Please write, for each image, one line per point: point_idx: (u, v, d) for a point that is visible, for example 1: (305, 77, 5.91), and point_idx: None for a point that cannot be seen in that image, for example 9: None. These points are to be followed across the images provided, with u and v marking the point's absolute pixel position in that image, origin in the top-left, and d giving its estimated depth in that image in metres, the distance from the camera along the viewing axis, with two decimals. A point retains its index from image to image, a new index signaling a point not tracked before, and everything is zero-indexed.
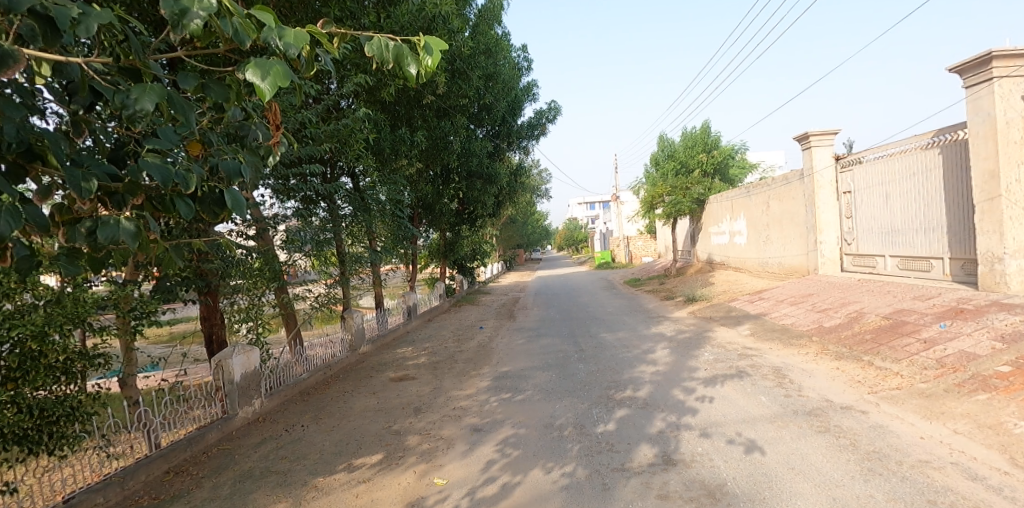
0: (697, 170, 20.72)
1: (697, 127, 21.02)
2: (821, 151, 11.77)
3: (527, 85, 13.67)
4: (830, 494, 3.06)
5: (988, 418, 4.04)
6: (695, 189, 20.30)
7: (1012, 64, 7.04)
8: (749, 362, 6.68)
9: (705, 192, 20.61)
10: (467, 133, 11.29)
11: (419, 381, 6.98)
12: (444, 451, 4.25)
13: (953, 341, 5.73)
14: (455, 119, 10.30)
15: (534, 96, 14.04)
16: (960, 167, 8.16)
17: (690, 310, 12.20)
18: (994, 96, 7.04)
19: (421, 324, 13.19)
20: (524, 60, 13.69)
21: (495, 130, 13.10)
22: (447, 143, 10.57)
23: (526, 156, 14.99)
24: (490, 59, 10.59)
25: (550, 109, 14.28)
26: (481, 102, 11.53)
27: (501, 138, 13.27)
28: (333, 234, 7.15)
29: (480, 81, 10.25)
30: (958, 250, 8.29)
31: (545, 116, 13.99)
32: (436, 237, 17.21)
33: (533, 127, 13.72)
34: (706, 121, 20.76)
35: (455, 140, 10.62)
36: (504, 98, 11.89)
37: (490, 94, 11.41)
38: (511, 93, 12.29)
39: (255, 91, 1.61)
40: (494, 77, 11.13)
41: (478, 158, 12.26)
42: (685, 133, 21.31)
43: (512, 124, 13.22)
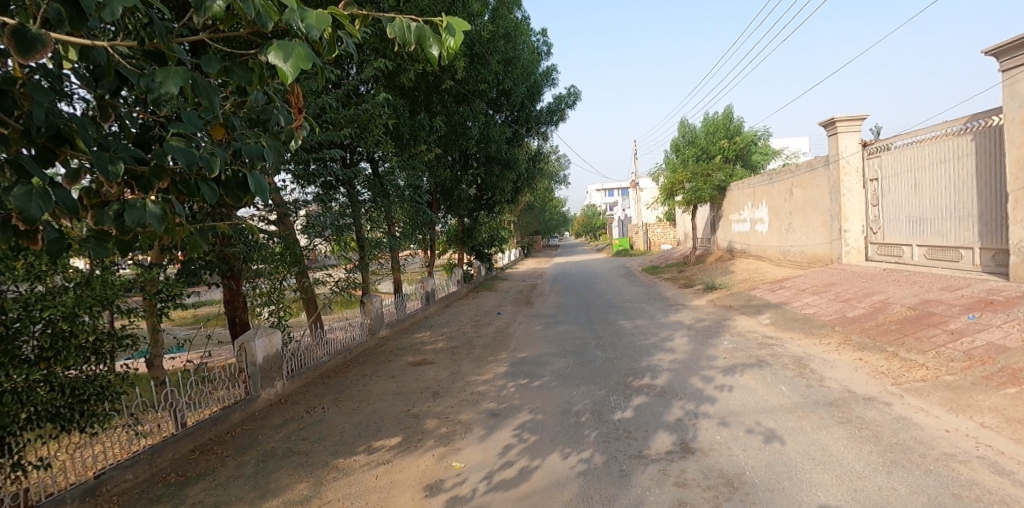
0: (718, 156, 20.44)
1: (718, 113, 20.67)
2: (848, 137, 11.48)
3: (546, 70, 13.56)
4: (851, 486, 3.03)
5: (1018, 411, 3.94)
6: (716, 176, 20.01)
7: None
8: (768, 351, 6.62)
9: (726, 179, 20.15)
10: (486, 119, 11.25)
11: (437, 365, 7.06)
12: (462, 435, 4.29)
13: (982, 332, 5.59)
14: (474, 105, 10.27)
15: (554, 81, 13.93)
16: (993, 154, 7.89)
17: (709, 299, 12.10)
18: None
19: (439, 309, 13.31)
20: (544, 44, 13.57)
21: (514, 115, 13.02)
22: (466, 128, 10.55)
23: (545, 142, 14.90)
24: (509, 44, 10.54)
25: (569, 95, 14.16)
26: (500, 87, 11.48)
27: (520, 123, 13.18)
28: (352, 219, 7.20)
29: (499, 66, 10.22)
30: (989, 240, 8.06)
31: (565, 102, 13.87)
32: (455, 224, 17.24)
33: (552, 112, 13.62)
34: (727, 107, 20.49)
35: (474, 126, 10.60)
36: (523, 83, 11.89)
37: (509, 79, 11.35)
38: (531, 78, 12.23)
39: (278, 74, 1.61)
40: (513, 62, 11.08)
41: (497, 144, 12.23)
42: (706, 119, 21.00)
43: (532, 110, 13.12)
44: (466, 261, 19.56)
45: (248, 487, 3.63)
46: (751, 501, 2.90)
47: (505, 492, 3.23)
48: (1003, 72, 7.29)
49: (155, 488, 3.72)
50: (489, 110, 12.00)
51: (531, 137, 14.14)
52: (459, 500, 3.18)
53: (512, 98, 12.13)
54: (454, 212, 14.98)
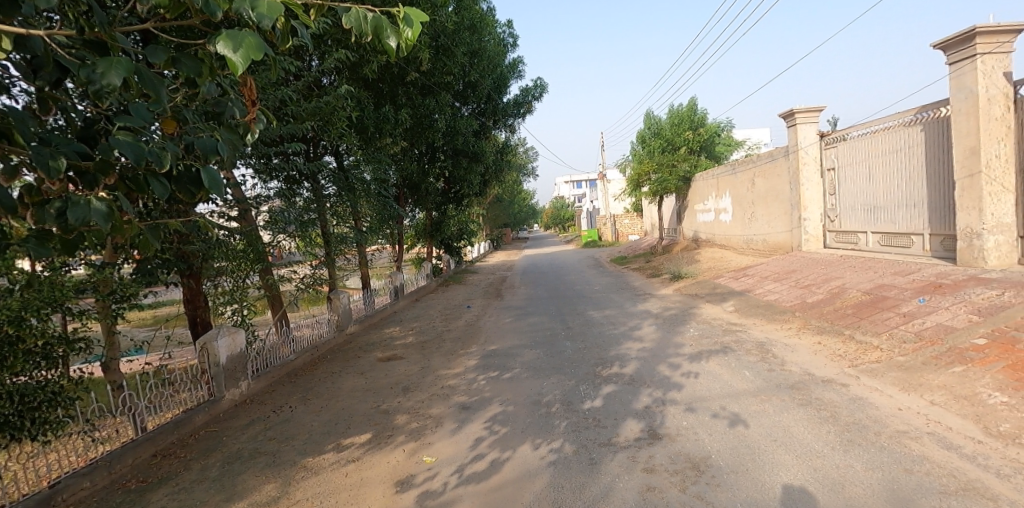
0: (683, 147, 20.80)
1: (683, 105, 20.94)
2: (807, 128, 11.81)
3: (512, 62, 13.51)
4: (809, 465, 3.14)
5: (964, 389, 4.13)
6: (680, 167, 20.59)
7: (995, 40, 7.05)
8: (732, 337, 6.81)
9: (691, 169, 20.58)
10: (452, 111, 11.15)
11: (407, 360, 7.01)
12: (432, 429, 4.27)
13: (932, 314, 5.85)
14: (440, 97, 10.20)
15: (520, 73, 13.91)
16: (941, 144, 8.23)
17: (675, 288, 12.33)
18: (976, 72, 7.09)
19: (409, 303, 13.22)
20: (510, 36, 13.53)
21: (480, 108, 12.93)
22: (432, 120, 10.43)
23: (513, 134, 14.87)
24: (475, 35, 10.50)
25: (536, 87, 14.16)
26: (466, 79, 11.42)
27: (487, 116, 13.08)
28: (317, 214, 7.05)
29: (464, 57, 10.15)
30: (937, 227, 8.43)
31: (531, 94, 13.86)
32: (423, 217, 17.06)
33: (519, 105, 13.61)
34: (692, 99, 20.86)
35: (441, 118, 10.50)
36: (490, 75, 11.85)
37: (474, 71, 11.36)
38: (497, 69, 12.18)
39: (227, 65, 1.55)
40: (478, 54, 11.06)
41: (464, 136, 12.16)
42: (672, 111, 21.26)
43: (498, 102, 13.07)
44: (436, 255, 19.45)
45: (213, 490, 3.55)
46: (716, 483, 2.97)
47: (476, 485, 3.23)
48: (950, 64, 7.59)
49: (114, 495, 3.58)
50: (455, 102, 11.89)
51: (498, 129, 14.08)
52: (430, 495, 3.17)
53: (478, 89, 12.05)
54: (422, 206, 14.85)
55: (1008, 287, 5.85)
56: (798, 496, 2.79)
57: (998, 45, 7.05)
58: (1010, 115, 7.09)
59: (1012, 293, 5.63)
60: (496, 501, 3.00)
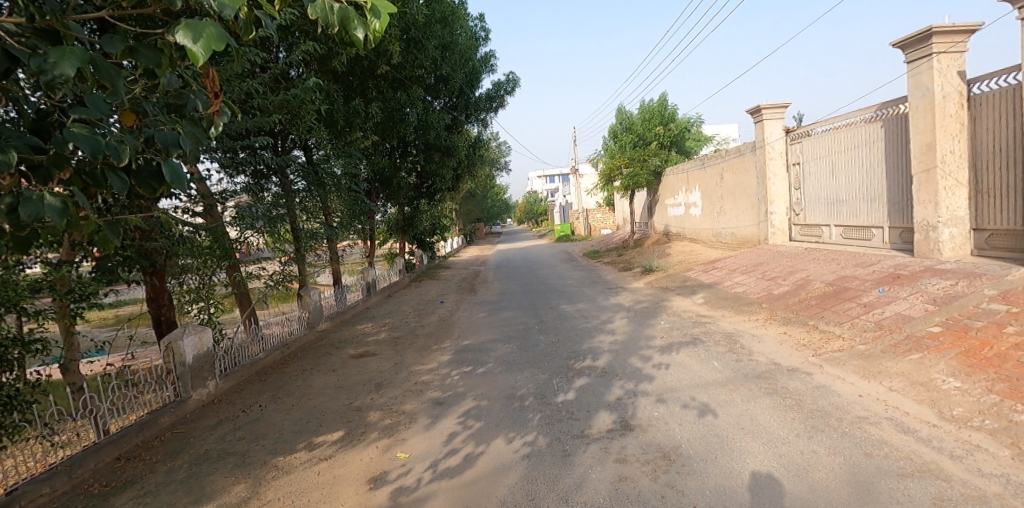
0: (654, 142, 21.08)
1: (653, 100, 21.19)
2: (773, 124, 12.08)
3: (483, 56, 13.44)
4: (776, 452, 3.23)
5: (921, 375, 4.29)
6: (652, 162, 20.26)
7: (951, 40, 7.32)
8: (702, 329, 6.95)
9: (662, 164, 20.83)
10: (424, 105, 11.04)
11: (380, 356, 6.97)
12: (406, 425, 4.25)
13: (891, 304, 6.07)
14: (410, 91, 10.06)
15: (492, 67, 13.86)
16: (899, 140, 8.51)
17: (646, 281, 12.52)
18: (933, 71, 7.35)
19: (381, 299, 13.11)
20: (481, 30, 13.48)
21: (452, 102, 12.85)
22: (403, 114, 10.31)
23: (485, 129, 14.83)
24: (445, 29, 10.44)
25: (509, 81, 14.15)
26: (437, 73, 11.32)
27: (459, 110, 12.99)
28: (286, 210, 6.92)
29: (435, 51, 10.08)
30: (896, 220, 8.73)
31: (503, 88, 13.85)
32: (395, 212, 16.89)
33: (491, 99, 13.60)
34: (662, 94, 21.14)
35: (412, 112, 10.38)
36: (462, 69, 11.78)
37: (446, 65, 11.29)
38: (469, 63, 12.11)
39: (187, 55, 1.50)
40: (449, 47, 10.99)
41: (436, 131, 12.03)
42: (643, 106, 21.51)
43: (470, 96, 13.00)
44: (408, 251, 19.33)
45: (180, 493, 3.46)
46: (686, 472, 3.03)
47: (450, 480, 3.22)
48: (909, 63, 7.85)
49: (75, 502, 3.45)
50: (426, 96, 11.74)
51: (470, 124, 14.03)
52: (404, 491, 3.15)
53: (450, 83, 11.90)
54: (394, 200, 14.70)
55: (962, 277, 6.10)
56: (765, 482, 2.86)
57: (954, 45, 7.31)
58: (964, 113, 7.36)
59: (965, 282, 5.87)
60: (471, 495, 3.00)
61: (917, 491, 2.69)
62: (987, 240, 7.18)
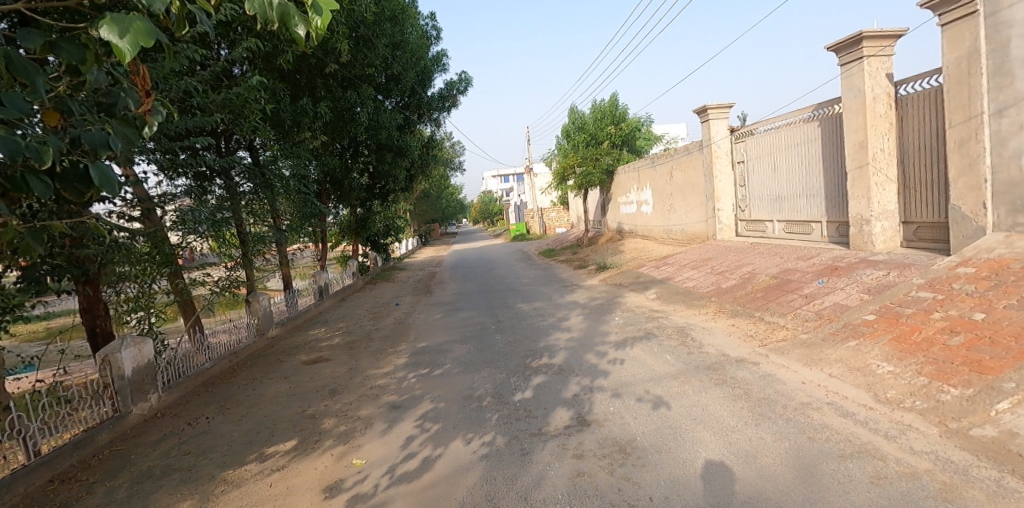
0: (606, 142, 21.53)
1: (605, 101, 21.60)
2: (719, 124, 12.51)
3: (435, 55, 13.36)
4: (727, 440, 3.34)
5: (857, 361, 4.54)
6: (604, 160, 20.69)
7: (880, 44, 7.77)
8: (655, 324, 7.13)
9: (614, 163, 21.25)
10: (375, 104, 10.86)
11: (335, 361, 6.81)
12: (362, 431, 4.17)
13: (830, 295, 6.39)
14: (361, 90, 9.88)
15: (444, 66, 13.78)
16: (835, 139, 8.98)
17: (601, 278, 12.72)
18: (864, 73, 7.78)
19: (335, 303, 12.81)
20: (433, 29, 13.37)
21: (404, 101, 12.73)
22: (354, 114, 10.12)
23: (439, 128, 14.73)
24: (396, 27, 10.31)
25: (461, 81, 14.11)
26: (388, 72, 11.18)
27: (411, 109, 12.88)
28: (232, 213, 6.67)
29: (386, 49, 9.94)
30: (833, 214, 9.21)
31: (456, 87, 13.82)
32: (347, 214, 16.55)
33: (443, 99, 13.57)
34: (614, 95, 21.57)
35: (363, 111, 10.20)
36: (413, 68, 11.68)
37: (397, 63, 11.15)
38: (421, 63, 12.01)
39: (111, 50, 1.41)
40: (400, 46, 10.87)
41: (388, 131, 11.84)
42: (595, 106, 21.89)
43: (422, 96, 12.90)
44: (361, 253, 18.95)
45: None
46: (642, 464, 3.09)
47: (408, 484, 3.18)
48: (842, 65, 8.28)
49: None
50: (377, 95, 11.55)
51: (423, 123, 13.92)
52: (360, 498, 3.09)
53: (401, 83, 11.75)
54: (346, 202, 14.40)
55: (893, 268, 6.49)
56: (717, 470, 2.95)
57: (882, 49, 7.77)
58: (892, 113, 7.82)
59: (896, 272, 6.24)
60: (429, 499, 2.96)
61: (856, 471, 2.84)
62: (914, 232, 7.66)
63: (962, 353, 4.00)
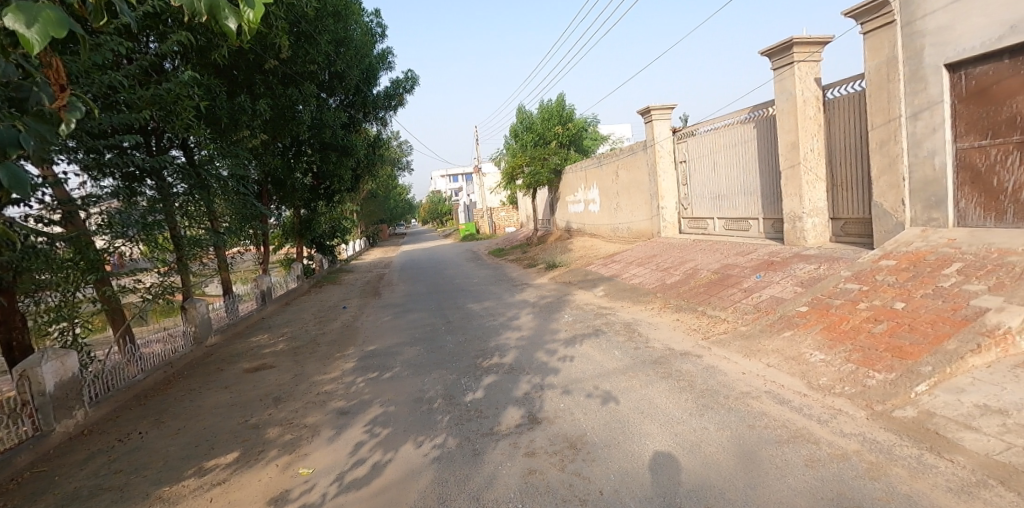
0: (553, 142, 21.73)
1: (552, 100, 21.72)
2: (661, 124, 12.90)
3: (381, 53, 13.17)
4: (673, 431, 3.45)
5: (792, 350, 4.78)
6: (552, 160, 20.87)
7: (808, 50, 8.23)
8: (603, 320, 7.28)
9: (562, 162, 21.31)
10: (318, 102, 10.58)
11: (279, 368, 6.59)
12: (309, 439, 4.05)
13: (766, 288, 6.71)
14: (303, 88, 9.57)
15: (389, 64, 13.59)
16: (769, 140, 9.42)
17: (551, 277, 12.85)
18: (795, 77, 8.21)
19: (279, 308, 12.38)
20: (377, 26, 13.14)
21: (349, 100, 12.54)
22: (296, 112, 9.84)
23: (385, 128, 14.52)
24: (339, 24, 10.08)
25: (408, 79, 13.97)
26: (332, 69, 10.94)
27: (356, 108, 12.70)
28: (164, 215, 6.32)
29: (328, 46, 9.68)
30: (768, 212, 9.67)
31: (402, 86, 13.72)
32: (290, 215, 16.03)
33: (389, 97, 13.45)
34: (560, 95, 21.86)
35: (305, 110, 9.92)
36: (357, 66, 11.49)
37: (341, 61, 10.91)
38: (365, 60, 11.83)
39: (18, 40, 1.29)
40: (343, 42, 10.64)
41: (332, 129, 11.53)
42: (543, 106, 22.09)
43: (368, 94, 12.72)
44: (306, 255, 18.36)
45: None
46: (591, 459, 3.15)
47: (358, 492, 3.11)
48: (775, 70, 8.70)
49: None
50: (321, 93, 11.34)
51: (368, 122, 13.69)
52: None
53: (345, 80, 11.57)
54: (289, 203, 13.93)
55: (823, 261, 6.89)
56: (664, 461, 3.04)
57: (810, 55, 8.23)
58: (821, 115, 8.29)
59: (826, 266, 6.62)
60: (379, 506, 2.91)
61: (792, 455, 2.99)
62: (842, 228, 8.15)
63: (885, 340, 4.29)
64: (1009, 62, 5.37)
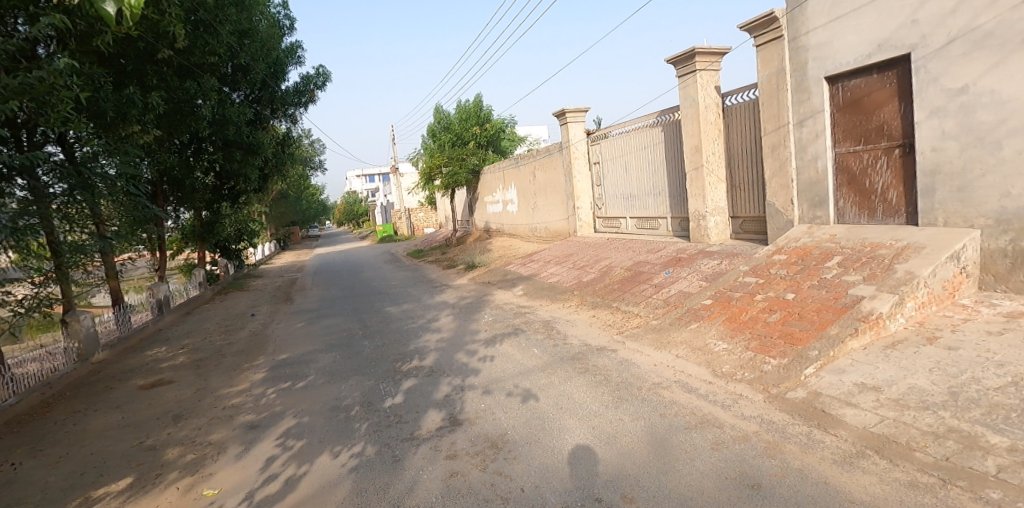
0: (471, 142, 21.86)
1: (469, 101, 21.74)
2: (576, 127, 13.30)
3: (289, 47, 12.69)
4: (590, 424, 3.57)
5: (698, 341, 5.10)
6: (470, 161, 21.00)
7: (709, 60, 8.73)
8: (522, 319, 7.42)
9: (479, 163, 21.55)
10: (220, 96, 9.99)
11: (179, 383, 6.13)
12: (214, 457, 3.80)
13: (675, 283, 7.11)
14: (201, 80, 9.07)
15: (298, 59, 13.11)
16: (675, 143, 9.98)
17: (470, 278, 12.88)
18: (697, 85, 8.71)
19: (178, 318, 11.50)
20: (285, 18, 12.59)
21: (254, 94, 12.05)
22: (195, 107, 9.27)
23: (296, 125, 14.01)
24: (243, 14, 9.54)
25: (319, 75, 13.60)
26: (234, 62, 10.39)
27: (263, 104, 12.27)
28: (39, 219, 5.67)
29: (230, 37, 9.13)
30: (676, 211, 10.25)
31: (313, 82, 13.45)
32: (190, 218, 14.99)
33: (300, 93, 13.14)
34: (478, 97, 21.84)
35: (205, 105, 9.37)
36: (263, 59, 11.03)
37: (245, 53, 10.38)
38: (272, 53, 11.40)
39: None
40: (248, 34, 10.15)
41: (236, 126, 10.88)
42: (460, 107, 22.01)
43: (275, 89, 12.36)
44: (209, 260, 17.13)
45: None
46: (512, 457, 3.20)
47: None
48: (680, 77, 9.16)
49: None
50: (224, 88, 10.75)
51: (276, 119, 13.18)
52: None
53: (251, 74, 11.17)
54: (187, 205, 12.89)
55: (724, 257, 7.40)
56: (582, 453, 3.15)
57: (711, 64, 8.75)
58: (721, 120, 8.88)
59: (727, 261, 7.13)
60: None
61: (699, 439, 3.19)
62: (741, 226, 8.79)
63: (778, 328, 4.67)
64: (878, 76, 5.96)
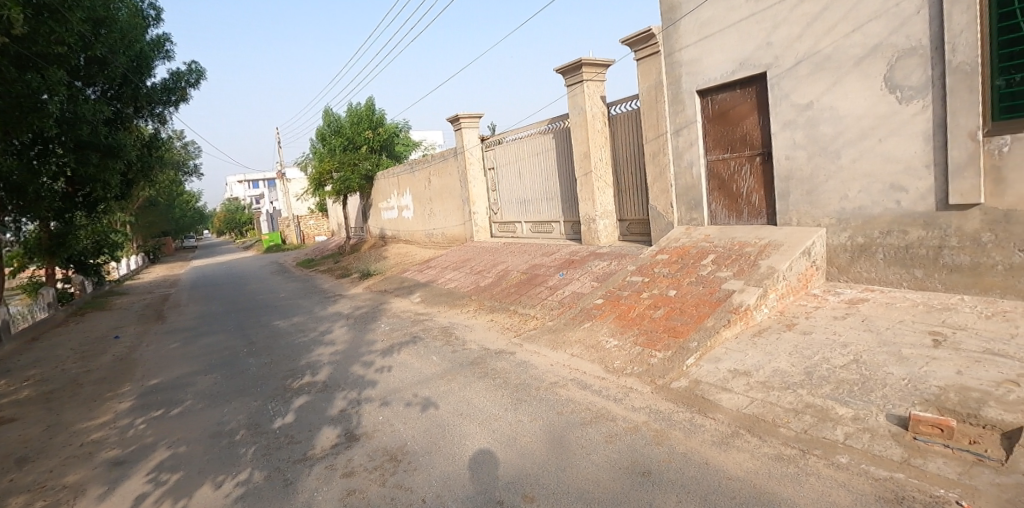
0: (364, 147, 20.53)
1: (361, 103, 19.75)
2: (470, 132, 13.52)
3: (155, 40, 11.65)
4: (490, 428, 3.63)
5: (591, 339, 5.35)
6: (362, 166, 20.78)
7: (594, 71, 9.24)
8: (420, 326, 7.39)
9: (372, 168, 21.09)
10: (70, 92, 8.74)
11: (24, 420, 5.34)
12: (72, 501, 3.36)
13: (569, 284, 7.42)
14: (46, 73, 7.57)
15: (166, 53, 12.05)
16: (565, 150, 10.42)
17: (365, 287, 12.52)
18: (584, 94, 9.16)
19: (22, 345, 10.01)
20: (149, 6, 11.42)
21: (113, 91, 10.74)
22: (40, 103, 7.84)
23: (165, 126, 12.93)
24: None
25: (190, 72, 12.63)
26: (88, 53, 9.22)
27: (125, 101, 11.08)
28: None
29: (83, 25, 8.04)
30: (567, 215, 10.67)
31: (183, 80, 12.62)
32: (35, 231, 13.15)
33: (168, 91, 12.24)
34: (370, 98, 20.31)
35: (53, 101, 7.91)
36: (123, 51, 9.98)
37: (101, 44, 9.27)
38: (133, 46, 10.37)
39: None
40: (103, 22, 9.08)
41: (92, 125, 9.55)
42: (351, 109, 20.03)
43: (139, 84, 11.23)
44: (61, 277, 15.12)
45: None
46: (413, 468, 3.17)
47: None
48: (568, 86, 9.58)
49: None
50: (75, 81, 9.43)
51: (140, 118, 12.09)
52: None
53: (109, 67, 9.92)
54: (31, 212, 11.25)
55: (614, 258, 7.84)
56: (483, 458, 3.19)
57: (596, 75, 9.25)
58: (607, 129, 9.41)
59: (616, 262, 7.56)
60: None
61: (595, 434, 3.36)
62: (627, 228, 9.33)
63: (663, 323, 5.04)
64: (739, 91, 6.61)
